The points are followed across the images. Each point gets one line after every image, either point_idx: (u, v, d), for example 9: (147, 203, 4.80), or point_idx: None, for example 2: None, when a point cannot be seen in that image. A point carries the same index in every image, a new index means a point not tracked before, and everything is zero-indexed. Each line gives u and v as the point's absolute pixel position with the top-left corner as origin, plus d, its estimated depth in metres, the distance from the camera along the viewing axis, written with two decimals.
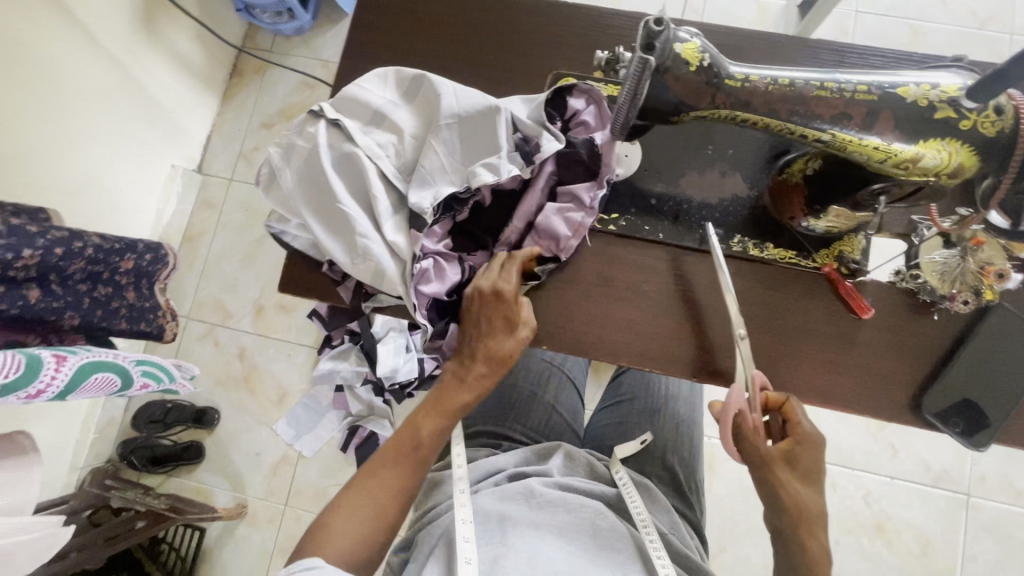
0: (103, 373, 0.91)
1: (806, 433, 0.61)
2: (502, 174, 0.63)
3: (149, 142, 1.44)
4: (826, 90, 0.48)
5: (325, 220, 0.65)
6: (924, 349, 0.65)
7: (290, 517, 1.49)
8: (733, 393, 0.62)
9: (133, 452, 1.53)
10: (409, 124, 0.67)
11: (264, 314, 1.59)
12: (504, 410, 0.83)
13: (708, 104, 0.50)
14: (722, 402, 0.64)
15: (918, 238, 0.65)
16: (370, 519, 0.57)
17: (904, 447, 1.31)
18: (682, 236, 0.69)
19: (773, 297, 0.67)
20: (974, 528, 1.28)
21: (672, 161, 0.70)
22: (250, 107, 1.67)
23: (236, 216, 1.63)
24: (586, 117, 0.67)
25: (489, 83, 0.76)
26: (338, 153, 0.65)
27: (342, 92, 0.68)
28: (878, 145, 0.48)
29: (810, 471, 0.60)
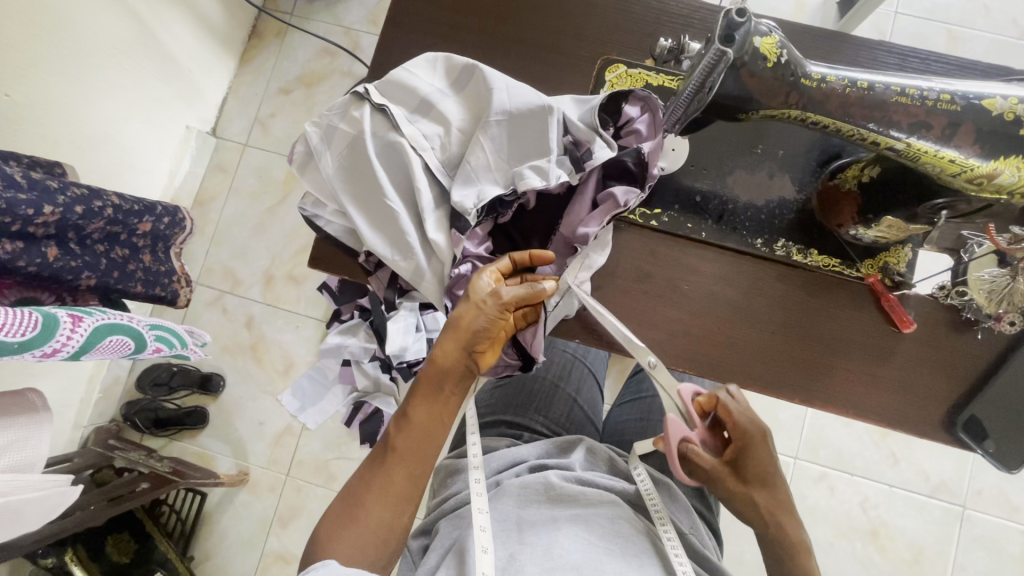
0: (118, 336, 0.90)
1: (750, 432, 0.62)
2: (550, 179, 0.62)
3: (165, 101, 1.40)
4: (906, 97, 0.46)
5: (367, 210, 0.65)
6: (963, 366, 0.64)
7: (292, 487, 1.49)
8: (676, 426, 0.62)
9: (137, 413, 1.53)
10: (456, 115, 0.65)
11: (274, 283, 1.58)
12: (526, 400, 0.82)
13: (780, 102, 0.48)
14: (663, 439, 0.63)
15: (967, 255, 0.64)
16: (382, 523, 0.56)
17: (905, 457, 1.32)
18: (726, 237, 0.67)
19: (813, 305, 0.67)
20: (967, 539, 1.29)
21: (720, 157, 0.68)
22: (268, 72, 1.63)
23: (250, 182, 1.60)
24: (639, 126, 0.65)
25: (535, 68, 0.73)
26: (383, 142, 0.64)
27: (389, 76, 0.66)
28: (954, 158, 0.46)
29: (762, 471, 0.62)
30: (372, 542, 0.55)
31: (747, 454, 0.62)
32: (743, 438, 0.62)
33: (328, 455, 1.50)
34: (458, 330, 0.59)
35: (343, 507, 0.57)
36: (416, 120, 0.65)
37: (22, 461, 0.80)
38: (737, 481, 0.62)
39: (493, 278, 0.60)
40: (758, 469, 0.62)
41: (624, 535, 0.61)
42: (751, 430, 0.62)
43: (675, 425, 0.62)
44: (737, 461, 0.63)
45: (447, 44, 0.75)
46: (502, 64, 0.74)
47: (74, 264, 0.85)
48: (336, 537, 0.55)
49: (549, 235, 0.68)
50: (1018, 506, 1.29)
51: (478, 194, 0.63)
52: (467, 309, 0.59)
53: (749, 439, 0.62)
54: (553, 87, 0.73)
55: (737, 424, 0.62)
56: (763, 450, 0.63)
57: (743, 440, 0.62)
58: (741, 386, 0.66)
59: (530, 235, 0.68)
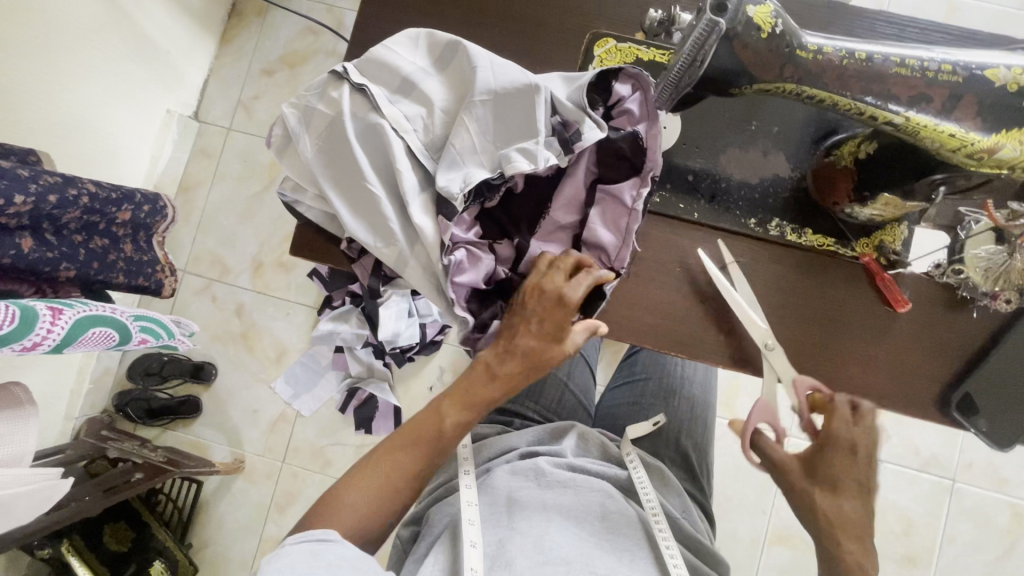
0: (101, 327, 0.88)
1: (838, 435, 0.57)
2: (538, 163, 0.59)
3: (143, 84, 1.36)
4: (906, 68, 0.44)
5: (349, 196, 0.63)
6: (957, 345, 0.64)
7: (288, 473, 1.49)
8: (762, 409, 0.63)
9: (129, 404, 1.51)
10: (439, 94, 0.63)
11: (263, 271, 1.55)
12: (517, 386, 0.81)
13: (775, 75, 0.46)
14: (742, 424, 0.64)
15: (965, 232, 0.63)
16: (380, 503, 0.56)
17: (896, 432, 1.33)
18: (719, 217, 0.66)
19: (806, 286, 0.65)
20: (956, 511, 1.31)
21: (713, 135, 0.66)
22: (250, 52, 1.58)
23: (235, 167, 1.57)
24: (631, 105, 0.62)
25: (521, 45, 0.71)
26: (363, 123, 0.61)
27: (369, 54, 0.64)
28: (954, 133, 0.44)
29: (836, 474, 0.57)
30: (365, 519, 0.55)
31: (828, 456, 0.57)
32: (827, 434, 0.58)
33: (323, 442, 1.50)
34: (519, 349, 0.58)
35: (351, 479, 0.57)
36: (398, 101, 0.63)
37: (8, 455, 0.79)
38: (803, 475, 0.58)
39: (563, 287, 0.58)
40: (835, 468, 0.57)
41: (614, 524, 0.61)
42: (840, 431, 0.58)
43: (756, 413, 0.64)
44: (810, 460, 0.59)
45: (429, 20, 0.72)
46: (487, 40, 0.71)
47: (51, 255, 0.82)
48: (336, 507, 0.55)
49: (537, 220, 0.66)
50: (1006, 478, 1.31)
51: (464, 177, 0.60)
52: (527, 322, 0.58)
53: (835, 440, 0.57)
54: (540, 65, 0.70)
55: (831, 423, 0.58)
56: (851, 456, 0.57)
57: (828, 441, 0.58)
58: (732, 368, 0.66)
59: (518, 219, 0.66)
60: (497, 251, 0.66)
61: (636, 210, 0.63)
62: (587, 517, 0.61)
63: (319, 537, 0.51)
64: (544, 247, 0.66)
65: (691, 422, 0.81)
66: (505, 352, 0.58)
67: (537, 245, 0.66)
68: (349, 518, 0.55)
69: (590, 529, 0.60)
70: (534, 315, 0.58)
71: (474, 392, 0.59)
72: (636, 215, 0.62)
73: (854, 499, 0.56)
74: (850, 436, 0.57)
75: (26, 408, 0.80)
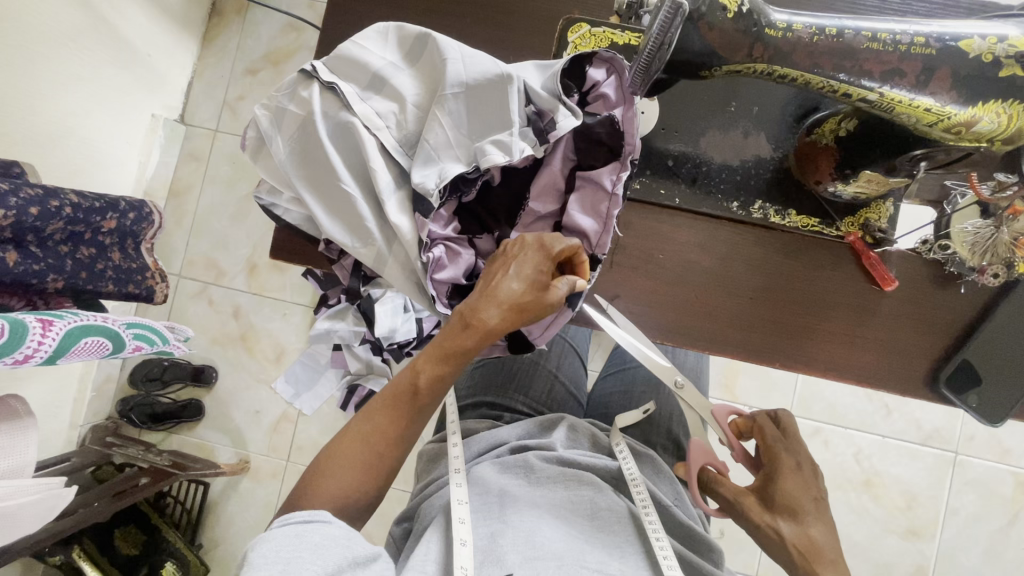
0: (93, 337, 0.88)
1: (780, 458, 0.62)
2: (514, 154, 0.58)
3: (125, 90, 1.34)
4: (878, 42, 0.43)
5: (324, 196, 0.62)
6: (947, 323, 0.63)
7: (293, 472, 1.51)
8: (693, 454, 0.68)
9: (132, 409, 1.53)
10: (411, 89, 0.62)
11: (258, 272, 1.55)
12: (506, 380, 0.81)
13: (744, 56, 0.45)
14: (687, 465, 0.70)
15: (951, 207, 0.61)
16: (362, 469, 0.55)
17: (897, 407, 1.32)
18: (700, 202, 0.65)
19: (794, 266, 0.65)
20: (958, 483, 1.31)
21: (691, 118, 0.64)
22: (232, 52, 1.56)
23: (224, 170, 1.56)
24: (606, 90, 0.60)
25: (494, 35, 0.69)
26: (335, 122, 0.61)
27: (339, 51, 0.62)
28: (930, 107, 0.43)
29: (789, 502, 0.59)
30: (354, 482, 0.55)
31: (779, 482, 0.61)
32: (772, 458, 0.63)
33: (326, 439, 1.51)
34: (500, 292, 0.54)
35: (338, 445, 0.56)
36: (369, 98, 0.62)
37: (9, 467, 0.80)
38: (762, 509, 0.60)
39: (545, 239, 0.57)
40: (788, 497, 0.59)
41: (605, 518, 0.61)
42: (783, 456, 0.63)
43: (697, 451, 0.68)
44: (764, 491, 0.61)
45: (401, 14, 0.70)
46: (459, 31, 0.69)
47: (38, 267, 0.82)
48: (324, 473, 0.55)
49: (515, 213, 0.66)
50: (1009, 449, 1.31)
51: (440, 172, 0.59)
52: (506, 270, 0.55)
53: (779, 461, 0.62)
54: (515, 55, 0.69)
55: (769, 446, 0.64)
56: (800, 476, 0.61)
57: (772, 465, 0.62)
58: (717, 353, 0.65)
59: (497, 213, 0.65)
60: (478, 247, 0.66)
61: (617, 195, 0.62)
62: (578, 515, 0.61)
63: (304, 518, 0.51)
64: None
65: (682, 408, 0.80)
66: (484, 298, 0.54)
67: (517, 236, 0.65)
68: (336, 485, 0.54)
69: (580, 525, 0.60)
70: (516, 261, 0.56)
71: (452, 341, 0.54)
72: (617, 201, 0.61)
73: (818, 524, 0.58)
74: (794, 459, 0.62)
75: (26, 419, 0.81)
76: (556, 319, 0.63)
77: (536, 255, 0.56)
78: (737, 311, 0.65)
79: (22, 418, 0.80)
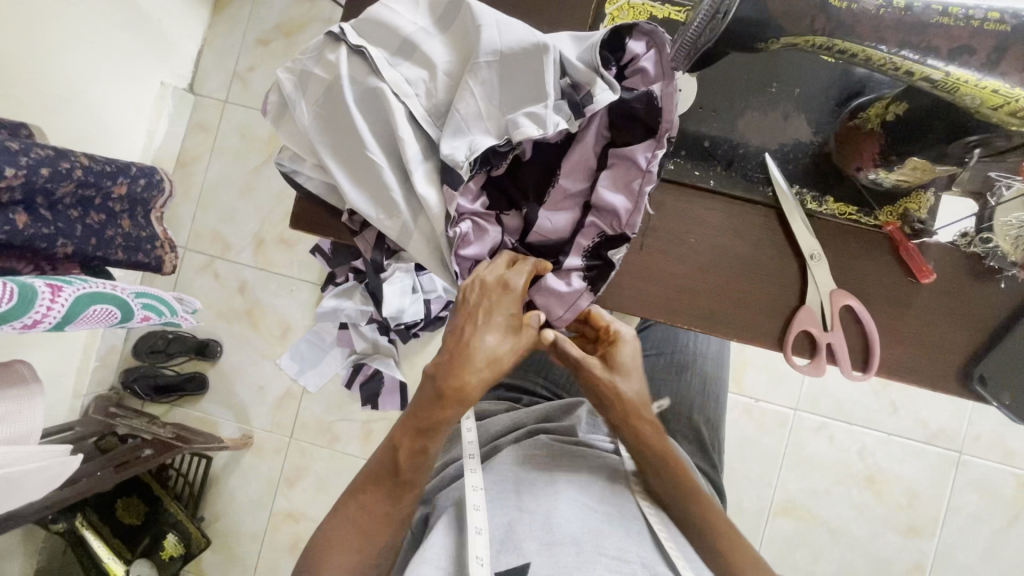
0: (101, 305, 0.86)
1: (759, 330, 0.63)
2: (547, 128, 0.57)
3: (134, 55, 1.31)
4: (950, 17, 0.41)
5: (350, 165, 0.60)
6: (983, 318, 0.61)
7: (296, 449, 1.50)
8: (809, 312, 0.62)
9: (136, 380, 1.52)
10: (441, 56, 0.59)
11: (265, 247, 1.53)
12: (525, 363, 0.79)
13: (805, 28, 0.44)
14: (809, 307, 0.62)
15: (994, 199, 0.60)
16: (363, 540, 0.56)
17: (904, 405, 1.31)
18: (735, 185, 0.63)
19: (831, 255, 0.63)
20: (961, 483, 1.31)
21: (731, 97, 0.62)
22: (244, 20, 1.52)
23: (233, 141, 1.53)
24: (645, 64, 0.58)
25: (528, 5, 0.67)
26: (362, 88, 0.58)
27: (368, 13, 0.60)
28: (997, 89, 0.41)
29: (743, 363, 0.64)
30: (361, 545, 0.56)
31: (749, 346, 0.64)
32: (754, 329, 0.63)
33: (329, 418, 1.51)
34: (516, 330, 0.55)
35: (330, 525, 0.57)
36: (398, 64, 0.59)
37: (17, 432, 0.78)
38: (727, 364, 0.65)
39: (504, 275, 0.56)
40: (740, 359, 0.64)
41: (625, 499, 0.61)
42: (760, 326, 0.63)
43: (806, 317, 0.62)
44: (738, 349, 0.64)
45: None
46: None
47: (48, 231, 0.80)
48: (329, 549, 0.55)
49: (545, 189, 0.63)
50: (1014, 451, 1.31)
51: (471, 143, 0.57)
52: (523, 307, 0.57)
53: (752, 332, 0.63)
54: (549, 26, 0.66)
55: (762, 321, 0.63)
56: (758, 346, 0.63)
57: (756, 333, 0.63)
58: (744, 341, 0.63)
59: (528, 189, 0.63)
60: (504, 223, 0.64)
61: (651, 173, 0.59)
62: (600, 484, 0.61)
63: None
64: (557, 217, 0.62)
65: (701, 396, 0.79)
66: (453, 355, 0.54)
67: (545, 214, 0.63)
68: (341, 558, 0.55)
69: (603, 498, 0.60)
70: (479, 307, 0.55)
71: (425, 415, 0.54)
72: (650, 178, 0.58)
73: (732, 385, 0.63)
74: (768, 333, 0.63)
75: (32, 385, 0.80)
76: (575, 302, 0.62)
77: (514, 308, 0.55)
78: (768, 299, 0.63)
79: (28, 385, 0.79)
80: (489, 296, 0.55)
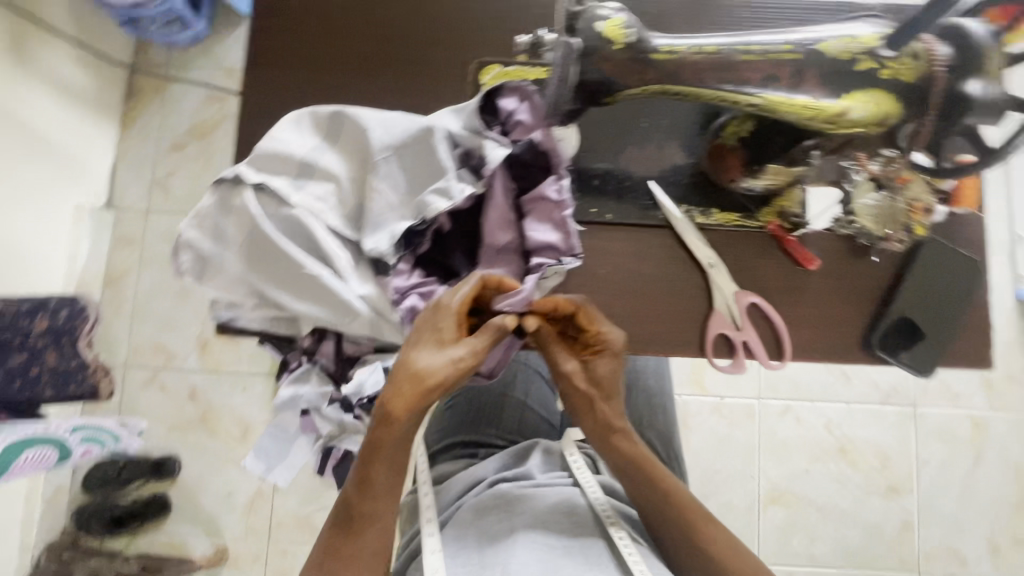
0: (37, 449, 0.83)
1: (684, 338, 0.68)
2: (456, 196, 0.61)
3: (43, 184, 1.30)
4: (753, 54, 0.47)
5: (291, 289, 0.62)
6: (869, 290, 0.67)
7: (276, 551, 1.43)
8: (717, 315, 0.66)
9: (89, 519, 1.39)
10: (342, 166, 0.63)
11: (211, 348, 1.50)
12: (476, 417, 0.79)
13: (638, 81, 0.49)
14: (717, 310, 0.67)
15: (850, 186, 0.66)
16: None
17: (854, 373, 1.39)
18: (630, 214, 0.69)
19: (728, 259, 0.68)
20: (922, 434, 1.38)
21: (609, 138, 0.69)
22: (155, 131, 1.54)
23: (161, 249, 1.51)
24: (521, 116, 0.64)
25: (409, 87, 0.71)
26: (280, 218, 0.61)
27: (256, 152, 0.62)
28: (807, 103, 0.48)
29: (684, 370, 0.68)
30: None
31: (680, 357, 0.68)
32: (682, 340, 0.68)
33: (306, 510, 1.45)
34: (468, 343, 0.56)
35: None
36: (303, 184, 0.62)
37: None
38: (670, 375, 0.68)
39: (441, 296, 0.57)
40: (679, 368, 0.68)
41: (584, 528, 0.61)
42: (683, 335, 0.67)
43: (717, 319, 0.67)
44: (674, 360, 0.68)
45: (316, 77, 0.72)
46: (377, 87, 0.72)
47: None
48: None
49: (475, 252, 0.66)
50: (959, 394, 1.40)
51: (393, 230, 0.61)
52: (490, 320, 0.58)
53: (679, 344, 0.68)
54: (433, 103, 0.71)
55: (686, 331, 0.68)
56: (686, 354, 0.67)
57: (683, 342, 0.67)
58: (672, 354, 0.67)
59: (452, 251, 0.65)
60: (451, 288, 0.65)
61: (566, 200, 0.64)
62: (557, 519, 0.61)
63: None
64: (489, 273, 0.65)
65: (650, 410, 0.81)
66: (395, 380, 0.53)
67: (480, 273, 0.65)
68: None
69: (563, 533, 0.60)
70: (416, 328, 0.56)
71: (371, 440, 0.54)
72: (567, 205, 0.63)
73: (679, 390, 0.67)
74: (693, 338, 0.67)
75: None
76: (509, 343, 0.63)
77: (451, 323, 0.55)
78: (682, 311, 0.68)
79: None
80: (426, 315, 0.56)
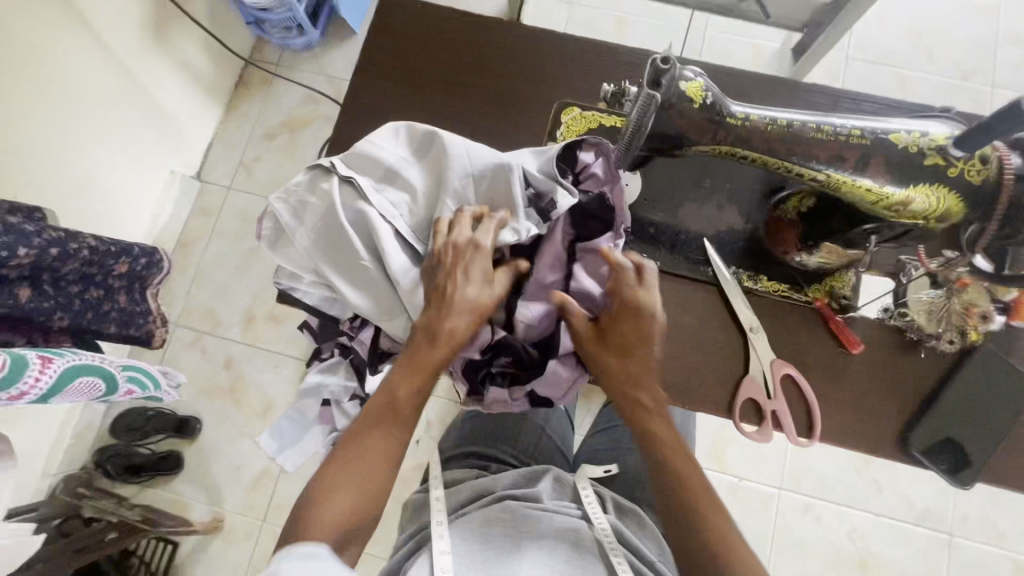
0: (87, 378, 0.90)
1: (722, 392, 0.68)
2: (522, 235, 0.65)
3: (149, 146, 1.44)
4: (822, 132, 0.51)
5: (349, 278, 0.67)
6: (910, 387, 0.66)
7: (268, 532, 1.47)
8: (750, 379, 0.67)
9: (109, 460, 1.48)
10: (420, 182, 0.68)
11: (255, 323, 1.59)
12: (495, 432, 0.82)
13: (710, 139, 0.52)
14: (755, 376, 0.67)
15: (907, 277, 0.67)
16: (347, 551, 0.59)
17: (888, 484, 1.30)
18: (679, 264, 0.71)
19: (772, 329, 0.69)
20: (957, 567, 1.26)
21: (672, 191, 0.72)
22: (253, 118, 1.70)
23: (233, 223, 1.64)
24: (596, 171, 0.68)
25: (493, 116, 0.76)
26: (352, 213, 0.66)
27: (353, 149, 0.68)
28: (870, 188, 0.50)
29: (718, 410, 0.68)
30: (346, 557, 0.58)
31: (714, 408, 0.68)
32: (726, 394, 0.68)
33: None
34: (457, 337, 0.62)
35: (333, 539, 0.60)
36: (384, 189, 0.68)
37: None
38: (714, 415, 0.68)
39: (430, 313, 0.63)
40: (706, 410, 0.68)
41: (585, 555, 0.62)
42: (720, 392, 0.68)
43: (749, 384, 0.67)
44: (717, 404, 0.68)
45: (415, 88, 0.77)
46: (468, 109, 0.77)
47: (47, 306, 0.86)
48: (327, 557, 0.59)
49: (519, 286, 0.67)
50: (1004, 532, 1.28)
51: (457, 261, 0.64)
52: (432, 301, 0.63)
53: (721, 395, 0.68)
54: (517, 130, 0.76)
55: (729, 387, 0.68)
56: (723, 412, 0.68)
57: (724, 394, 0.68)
58: (698, 411, 0.68)
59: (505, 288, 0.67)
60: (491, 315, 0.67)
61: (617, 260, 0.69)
62: (563, 544, 0.62)
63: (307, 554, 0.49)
64: (534, 308, 0.66)
65: None
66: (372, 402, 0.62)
67: (523, 306, 0.67)
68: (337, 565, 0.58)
69: (565, 557, 0.61)
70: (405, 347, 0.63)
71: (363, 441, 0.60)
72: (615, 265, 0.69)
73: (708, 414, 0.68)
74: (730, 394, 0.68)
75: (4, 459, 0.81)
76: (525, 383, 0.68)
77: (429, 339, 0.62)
78: (715, 369, 0.68)
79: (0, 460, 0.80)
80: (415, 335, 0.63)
